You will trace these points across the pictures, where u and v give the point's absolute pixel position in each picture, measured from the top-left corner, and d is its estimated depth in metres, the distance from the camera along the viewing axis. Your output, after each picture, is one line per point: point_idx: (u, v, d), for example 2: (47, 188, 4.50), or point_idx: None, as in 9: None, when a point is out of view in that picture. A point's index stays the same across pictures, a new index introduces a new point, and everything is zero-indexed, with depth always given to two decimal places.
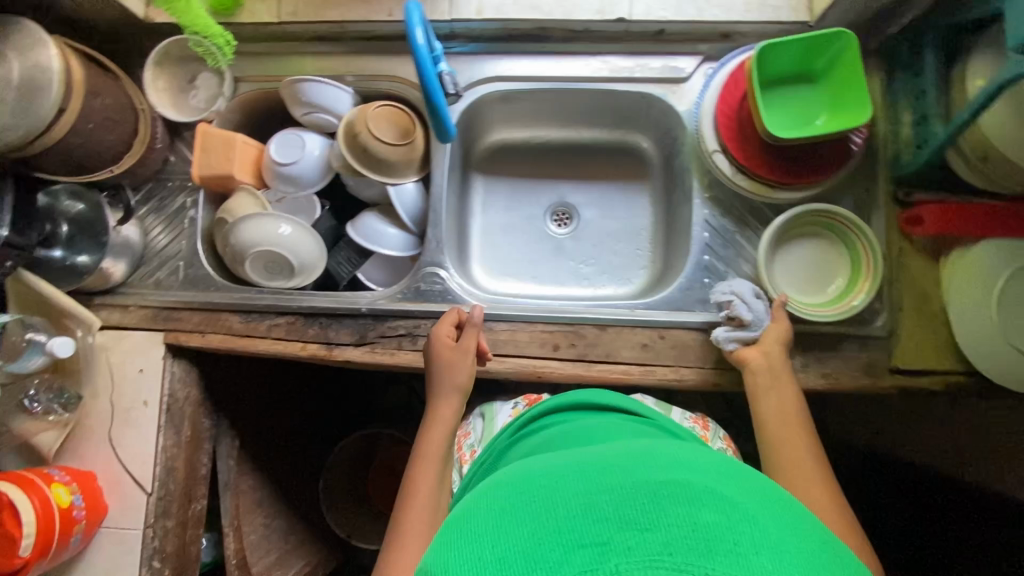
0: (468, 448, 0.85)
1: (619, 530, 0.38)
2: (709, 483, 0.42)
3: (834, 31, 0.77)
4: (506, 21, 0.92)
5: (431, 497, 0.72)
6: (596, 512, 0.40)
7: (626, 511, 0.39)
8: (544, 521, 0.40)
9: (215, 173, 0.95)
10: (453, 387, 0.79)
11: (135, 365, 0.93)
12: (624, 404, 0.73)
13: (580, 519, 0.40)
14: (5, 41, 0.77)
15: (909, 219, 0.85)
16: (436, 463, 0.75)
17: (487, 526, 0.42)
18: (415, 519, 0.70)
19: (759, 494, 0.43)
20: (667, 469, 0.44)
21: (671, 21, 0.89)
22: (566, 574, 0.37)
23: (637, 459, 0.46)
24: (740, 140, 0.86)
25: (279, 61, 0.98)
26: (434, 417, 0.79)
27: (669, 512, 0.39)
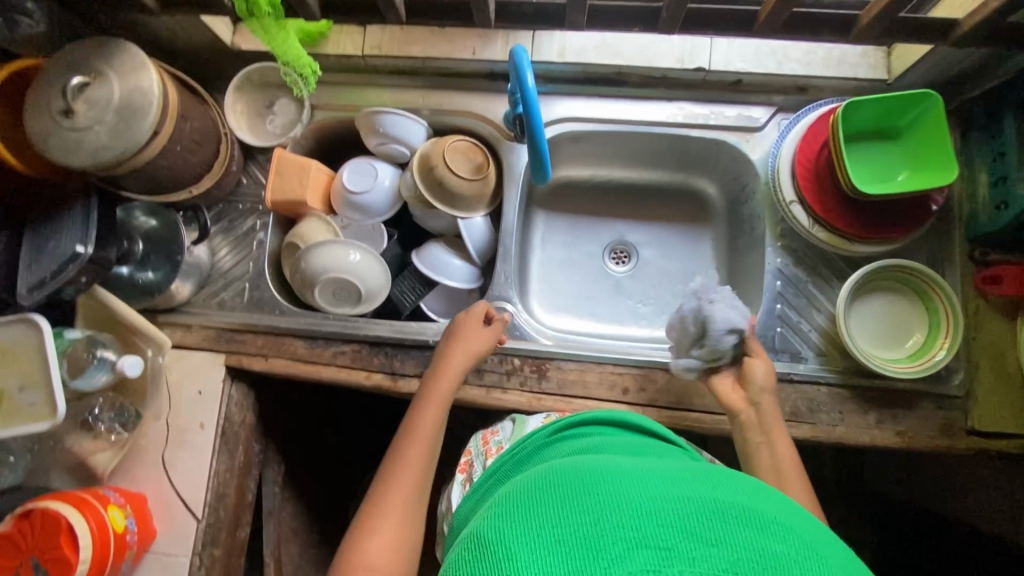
0: (494, 445, 0.78)
1: (685, 539, 0.36)
2: (781, 514, 0.39)
3: (921, 92, 0.78)
4: (587, 64, 0.94)
5: (432, 437, 0.75)
6: (660, 516, 0.37)
7: (693, 523, 0.37)
8: (604, 514, 0.38)
9: (289, 198, 0.95)
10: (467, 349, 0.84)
11: (195, 387, 0.91)
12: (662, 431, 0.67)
13: (643, 521, 0.37)
14: (106, 62, 0.77)
15: (987, 279, 0.85)
16: (440, 408, 0.78)
17: (540, 511, 0.40)
18: (410, 457, 0.72)
19: (832, 539, 0.40)
20: (739, 491, 0.41)
21: (750, 72, 0.91)
22: (626, 570, 0.35)
23: (704, 475, 0.43)
24: (817, 192, 0.86)
25: (357, 92, 0.99)
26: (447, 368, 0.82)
27: (738, 532, 0.36)
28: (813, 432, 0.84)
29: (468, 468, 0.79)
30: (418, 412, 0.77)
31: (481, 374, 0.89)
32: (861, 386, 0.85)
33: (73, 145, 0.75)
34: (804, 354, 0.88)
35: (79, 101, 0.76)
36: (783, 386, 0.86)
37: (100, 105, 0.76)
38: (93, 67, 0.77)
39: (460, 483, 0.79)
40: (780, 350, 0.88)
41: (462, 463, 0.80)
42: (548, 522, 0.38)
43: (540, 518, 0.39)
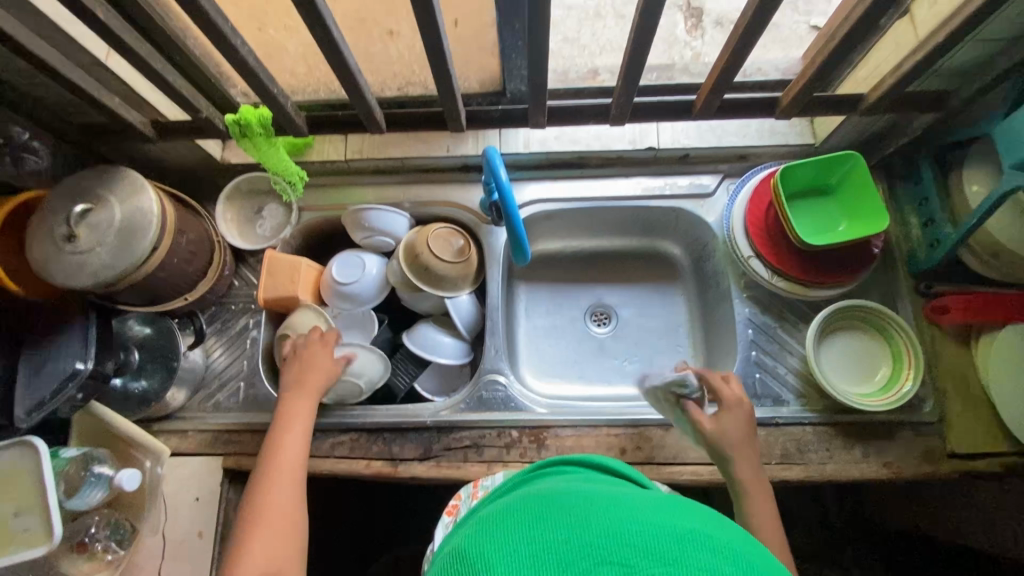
0: (482, 488, 0.79)
1: (645, 560, 0.36)
2: (750, 551, 0.38)
3: (843, 154, 0.90)
4: (550, 152, 1.04)
5: (300, 453, 0.78)
6: (621, 540, 0.37)
7: (655, 544, 0.37)
8: (569, 535, 0.38)
9: (280, 295, 0.99)
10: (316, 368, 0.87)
11: (191, 494, 0.91)
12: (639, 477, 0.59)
13: (605, 543, 0.37)
14: (108, 188, 0.83)
15: (935, 308, 0.92)
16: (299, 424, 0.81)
17: (508, 533, 0.39)
18: (280, 472, 0.74)
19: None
20: (709, 522, 0.40)
21: (695, 147, 1.02)
22: None
23: (677, 506, 0.42)
24: (771, 246, 0.95)
25: (342, 192, 1.07)
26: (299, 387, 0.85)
27: (698, 554, 0.36)
28: (805, 472, 0.87)
29: (456, 511, 0.77)
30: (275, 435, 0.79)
31: (480, 450, 0.91)
32: (842, 422, 0.90)
33: (75, 268, 0.79)
34: (785, 397, 0.92)
35: (81, 226, 0.80)
36: (771, 430, 0.90)
37: (102, 229, 0.81)
38: (95, 193, 0.82)
39: (444, 524, 0.77)
40: (763, 396, 0.92)
41: (449, 506, 0.79)
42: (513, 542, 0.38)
43: (507, 540, 0.39)
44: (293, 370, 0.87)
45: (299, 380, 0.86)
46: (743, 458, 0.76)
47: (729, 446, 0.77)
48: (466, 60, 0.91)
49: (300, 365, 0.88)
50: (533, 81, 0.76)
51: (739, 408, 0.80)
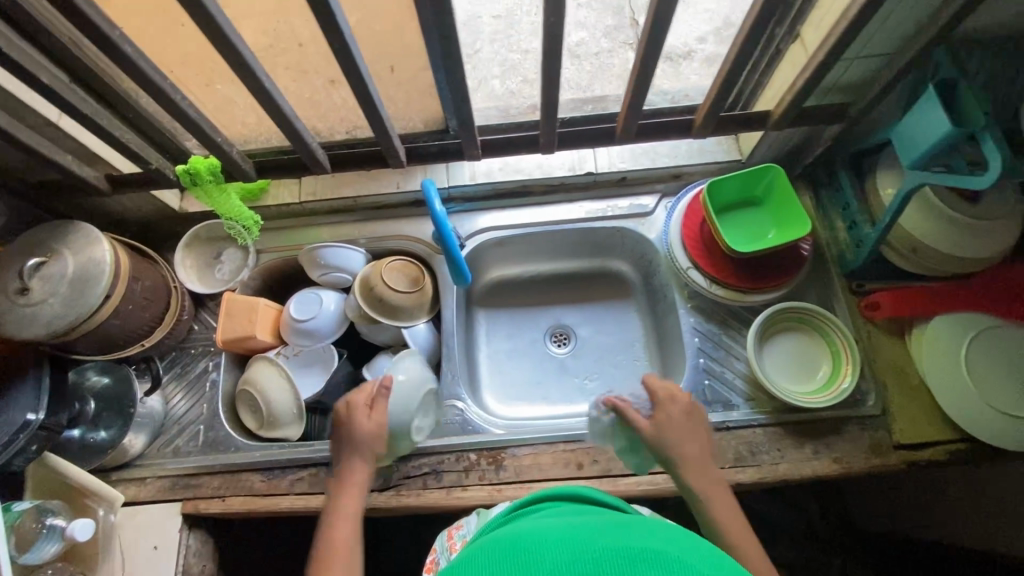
0: (458, 539, 0.78)
1: None
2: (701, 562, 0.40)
3: (763, 166, 0.96)
4: (496, 183, 1.10)
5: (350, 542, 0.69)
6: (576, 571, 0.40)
7: (609, 570, 0.39)
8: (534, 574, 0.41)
9: (238, 336, 1.01)
10: (361, 444, 0.79)
11: (150, 542, 0.90)
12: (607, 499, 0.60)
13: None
14: (62, 241, 0.86)
15: (868, 305, 0.97)
16: (351, 508, 0.73)
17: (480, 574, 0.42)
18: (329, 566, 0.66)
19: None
20: (664, 541, 0.42)
21: (631, 170, 1.08)
22: None
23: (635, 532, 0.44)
24: (707, 257, 1.00)
25: (298, 232, 1.11)
26: (343, 468, 0.78)
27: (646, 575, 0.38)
28: (758, 473, 0.89)
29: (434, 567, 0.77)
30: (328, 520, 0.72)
31: (439, 476, 0.92)
32: (791, 421, 0.92)
33: (28, 320, 0.81)
34: (734, 401, 0.95)
35: (34, 279, 0.83)
36: (722, 434, 0.92)
37: (55, 280, 0.83)
38: (49, 247, 0.85)
39: None
40: (713, 401, 0.95)
41: (428, 562, 0.78)
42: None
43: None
44: (340, 444, 0.80)
45: (348, 456, 0.78)
46: (691, 464, 0.72)
47: (679, 454, 0.73)
48: (406, 103, 0.98)
49: (346, 439, 0.80)
50: (459, 115, 0.82)
51: (681, 410, 0.77)
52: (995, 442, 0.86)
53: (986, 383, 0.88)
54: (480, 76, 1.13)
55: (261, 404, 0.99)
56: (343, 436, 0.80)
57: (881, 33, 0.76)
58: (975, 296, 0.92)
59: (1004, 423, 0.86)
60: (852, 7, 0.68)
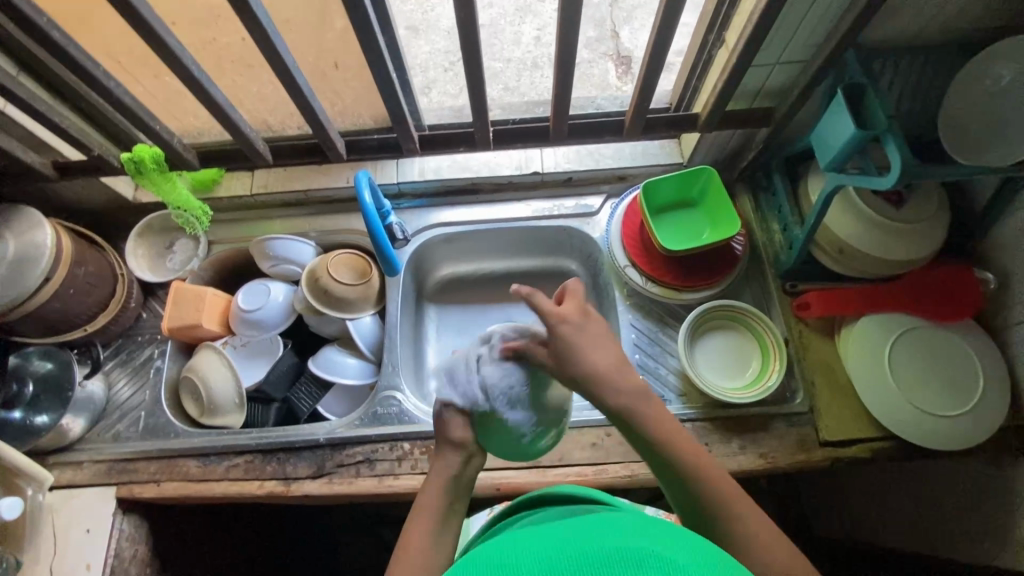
0: None
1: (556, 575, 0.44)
2: (648, 542, 0.45)
3: (698, 168, 0.99)
4: (444, 180, 1.12)
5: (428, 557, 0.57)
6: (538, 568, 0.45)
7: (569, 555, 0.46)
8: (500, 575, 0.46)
9: (184, 324, 1.03)
10: (455, 437, 0.64)
11: (81, 526, 0.90)
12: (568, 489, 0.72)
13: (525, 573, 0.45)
14: (5, 225, 0.88)
15: (799, 305, 0.99)
16: (436, 504, 0.61)
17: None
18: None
19: (695, 548, 0.45)
20: (617, 532, 0.47)
21: (576, 170, 1.11)
22: None
23: (591, 528, 0.50)
24: (645, 255, 1.02)
25: (249, 225, 1.13)
26: (432, 465, 0.64)
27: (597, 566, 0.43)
28: None
29: None
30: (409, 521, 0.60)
31: (372, 464, 0.93)
32: (720, 417, 0.94)
33: None
34: (666, 396, 0.97)
35: None
36: None
37: None
38: None
39: None
40: None
41: None
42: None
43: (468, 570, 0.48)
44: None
45: (438, 450, 0.65)
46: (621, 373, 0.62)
47: (604, 367, 0.62)
48: (356, 100, 1.01)
49: (438, 426, 0.65)
50: (392, 110, 0.85)
51: (570, 331, 0.63)
52: (918, 439, 0.88)
53: (908, 381, 0.91)
54: (460, 83, 1.16)
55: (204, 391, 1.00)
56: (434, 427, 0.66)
57: (794, 39, 0.80)
58: (899, 298, 0.95)
59: (924, 421, 0.88)
60: (756, 13, 0.72)
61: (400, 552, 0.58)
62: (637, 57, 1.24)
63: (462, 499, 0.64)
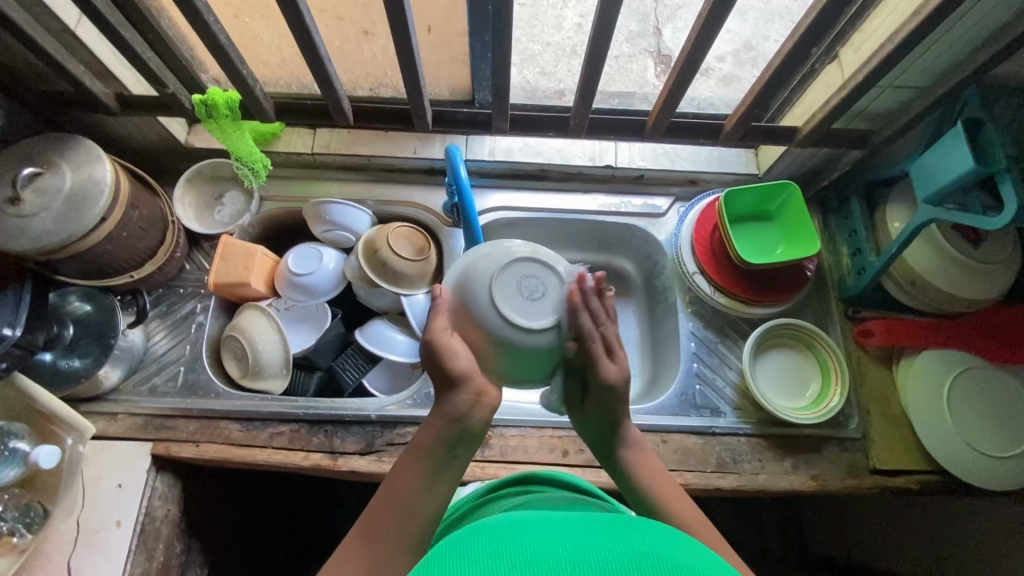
0: None
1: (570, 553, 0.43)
2: (676, 550, 0.43)
3: (780, 183, 0.97)
4: (513, 163, 1.08)
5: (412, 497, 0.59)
6: (561, 551, 0.43)
7: (584, 538, 0.45)
8: (509, 562, 0.42)
9: (231, 281, 0.98)
10: (452, 379, 0.60)
11: (114, 480, 0.86)
12: (568, 478, 0.71)
13: (542, 549, 0.43)
14: (61, 155, 0.82)
15: (862, 331, 0.99)
16: (434, 449, 0.60)
17: (452, 555, 0.44)
18: (386, 513, 0.58)
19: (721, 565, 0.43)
20: (640, 534, 0.45)
21: (649, 169, 1.08)
22: (525, 565, 0.42)
23: (610, 524, 0.48)
24: (715, 263, 1.01)
25: (305, 185, 1.08)
26: (434, 412, 0.62)
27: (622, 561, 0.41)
28: (738, 481, 0.90)
29: None
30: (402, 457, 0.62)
31: None
32: (775, 434, 0.94)
33: (16, 231, 0.78)
34: (722, 409, 0.96)
35: (28, 190, 0.80)
36: (707, 439, 0.93)
37: (49, 194, 0.80)
38: (48, 159, 0.82)
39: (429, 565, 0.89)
40: (702, 406, 0.96)
41: None
42: (456, 560, 0.43)
43: (476, 540, 0.46)
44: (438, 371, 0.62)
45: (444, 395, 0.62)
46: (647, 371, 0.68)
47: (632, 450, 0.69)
48: (437, 68, 0.96)
49: (434, 364, 0.61)
50: (496, 85, 0.81)
51: None
52: (965, 476, 0.89)
53: (964, 419, 0.91)
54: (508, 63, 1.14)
55: (245, 349, 0.96)
56: (432, 371, 0.62)
57: (915, 65, 0.78)
58: (962, 338, 0.95)
59: (974, 458, 0.89)
60: (897, 34, 0.70)
61: (387, 490, 0.60)
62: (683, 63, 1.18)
63: (464, 445, 0.61)
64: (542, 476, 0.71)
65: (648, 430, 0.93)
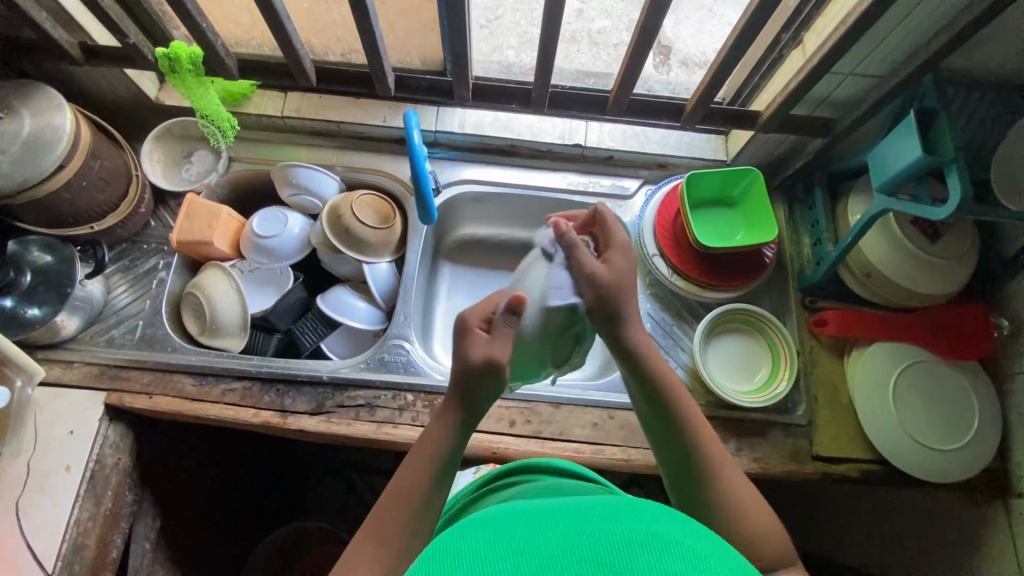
0: None
1: (565, 542, 0.42)
2: (669, 530, 0.42)
3: (744, 169, 0.98)
4: (483, 136, 1.09)
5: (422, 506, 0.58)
6: (557, 543, 0.41)
7: (576, 522, 0.44)
8: (504, 557, 0.41)
9: (194, 240, 0.99)
10: (480, 407, 0.63)
11: (66, 427, 0.88)
12: (558, 463, 0.74)
13: (538, 541, 0.42)
14: (23, 101, 0.83)
15: (816, 321, 0.99)
16: (440, 455, 0.61)
17: (448, 547, 0.44)
18: (392, 520, 0.57)
19: (715, 544, 0.43)
20: (632, 515, 0.44)
21: (619, 150, 1.09)
22: (525, 558, 0.41)
23: (601, 507, 0.46)
24: (675, 246, 1.02)
25: (274, 148, 1.08)
26: (442, 415, 0.63)
27: (610, 544, 0.40)
28: None
29: None
30: (404, 463, 0.61)
31: (373, 410, 0.92)
32: (722, 417, 0.95)
33: None
34: None
35: None
36: None
37: (8, 138, 0.81)
38: (10, 105, 0.83)
39: None
40: None
41: None
42: (454, 556, 0.42)
43: (475, 536, 0.45)
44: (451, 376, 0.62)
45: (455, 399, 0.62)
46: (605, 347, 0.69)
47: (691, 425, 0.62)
48: (407, 36, 0.96)
49: (470, 384, 0.61)
50: (456, 53, 0.82)
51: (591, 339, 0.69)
52: (914, 471, 0.90)
53: (910, 411, 0.92)
54: (494, 43, 1.14)
55: (205, 307, 0.97)
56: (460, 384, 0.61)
57: (873, 52, 0.78)
58: (914, 330, 0.96)
59: (921, 450, 0.90)
60: (851, 17, 0.70)
61: (393, 496, 0.58)
62: (677, 50, 1.15)
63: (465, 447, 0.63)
64: (533, 460, 0.74)
65: (596, 407, 0.94)
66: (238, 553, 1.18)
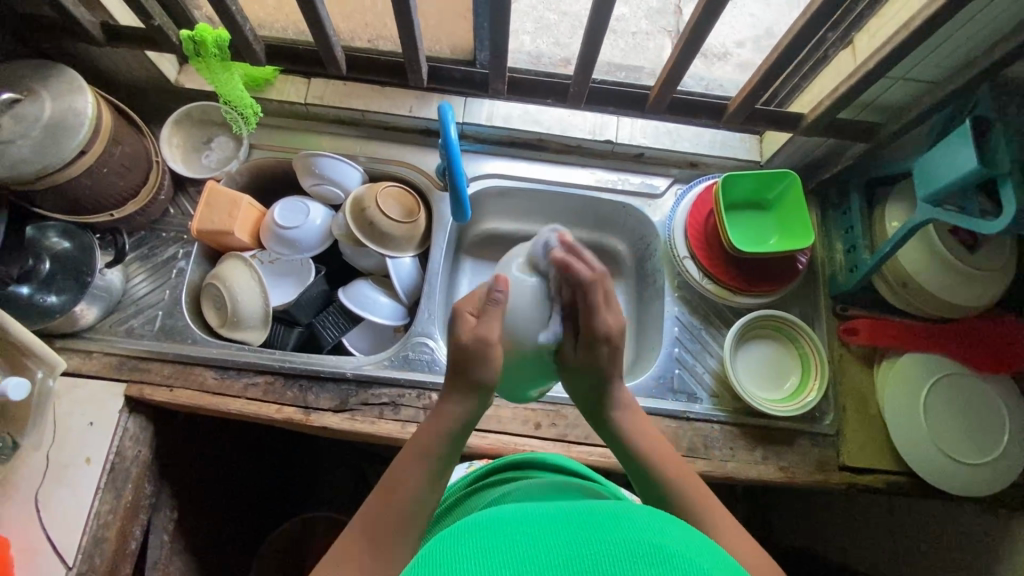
0: None
1: (563, 554, 0.39)
2: (676, 545, 0.40)
3: (782, 171, 0.95)
4: (512, 130, 1.06)
5: (420, 498, 0.58)
6: (556, 554, 0.39)
7: (576, 531, 0.42)
8: (503, 567, 0.39)
9: (215, 229, 0.96)
10: (475, 381, 0.61)
11: (85, 418, 0.86)
12: (573, 465, 0.73)
13: (536, 549, 0.40)
14: (43, 83, 0.80)
15: (847, 330, 0.98)
16: (437, 447, 0.61)
17: (444, 553, 0.41)
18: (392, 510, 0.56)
19: (723, 562, 0.41)
20: (637, 524, 0.42)
21: (650, 147, 1.06)
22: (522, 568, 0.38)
23: (602, 515, 0.44)
24: (707, 249, 0.99)
25: (295, 136, 1.05)
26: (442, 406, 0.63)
27: (615, 557, 0.38)
28: (707, 466, 0.90)
29: None
30: (402, 454, 0.61)
31: (397, 408, 0.90)
32: (750, 424, 0.94)
33: None
34: (699, 395, 0.96)
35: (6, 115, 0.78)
36: (682, 423, 0.93)
37: (28, 121, 0.78)
38: (29, 86, 0.80)
39: None
40: (678, 391, 0.96)
41: None
42: (450, 563, 0.40)
43: (468, 540, 0.42)
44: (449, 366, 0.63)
45: (455, 390, 0.63)
46: None
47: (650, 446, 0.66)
48: (438, 24, 0.93)
49: (466, 359, 0.61)
50: (495, 44, 0.79)
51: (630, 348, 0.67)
52: (938, 481, 0.89)
53: (939, 423, 0.91)
54: (524, 32, 1.10)
55: (225, 299, 0.95)
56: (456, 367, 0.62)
57: (928, 57, 0.75)
58: (948, 341, 0.94)
59: (945, 462, 0.89)
60: (912, 21, 0.67)
61: (390, 487, 0.58)
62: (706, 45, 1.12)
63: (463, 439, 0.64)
64: (563, 463, 0.73)
65: None
66: (250, 542, 1.18)
